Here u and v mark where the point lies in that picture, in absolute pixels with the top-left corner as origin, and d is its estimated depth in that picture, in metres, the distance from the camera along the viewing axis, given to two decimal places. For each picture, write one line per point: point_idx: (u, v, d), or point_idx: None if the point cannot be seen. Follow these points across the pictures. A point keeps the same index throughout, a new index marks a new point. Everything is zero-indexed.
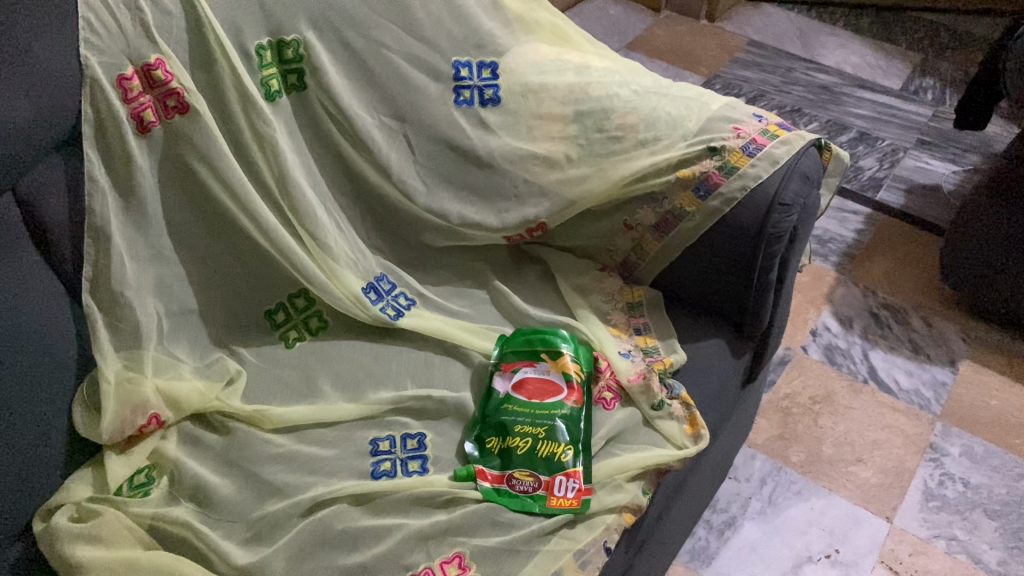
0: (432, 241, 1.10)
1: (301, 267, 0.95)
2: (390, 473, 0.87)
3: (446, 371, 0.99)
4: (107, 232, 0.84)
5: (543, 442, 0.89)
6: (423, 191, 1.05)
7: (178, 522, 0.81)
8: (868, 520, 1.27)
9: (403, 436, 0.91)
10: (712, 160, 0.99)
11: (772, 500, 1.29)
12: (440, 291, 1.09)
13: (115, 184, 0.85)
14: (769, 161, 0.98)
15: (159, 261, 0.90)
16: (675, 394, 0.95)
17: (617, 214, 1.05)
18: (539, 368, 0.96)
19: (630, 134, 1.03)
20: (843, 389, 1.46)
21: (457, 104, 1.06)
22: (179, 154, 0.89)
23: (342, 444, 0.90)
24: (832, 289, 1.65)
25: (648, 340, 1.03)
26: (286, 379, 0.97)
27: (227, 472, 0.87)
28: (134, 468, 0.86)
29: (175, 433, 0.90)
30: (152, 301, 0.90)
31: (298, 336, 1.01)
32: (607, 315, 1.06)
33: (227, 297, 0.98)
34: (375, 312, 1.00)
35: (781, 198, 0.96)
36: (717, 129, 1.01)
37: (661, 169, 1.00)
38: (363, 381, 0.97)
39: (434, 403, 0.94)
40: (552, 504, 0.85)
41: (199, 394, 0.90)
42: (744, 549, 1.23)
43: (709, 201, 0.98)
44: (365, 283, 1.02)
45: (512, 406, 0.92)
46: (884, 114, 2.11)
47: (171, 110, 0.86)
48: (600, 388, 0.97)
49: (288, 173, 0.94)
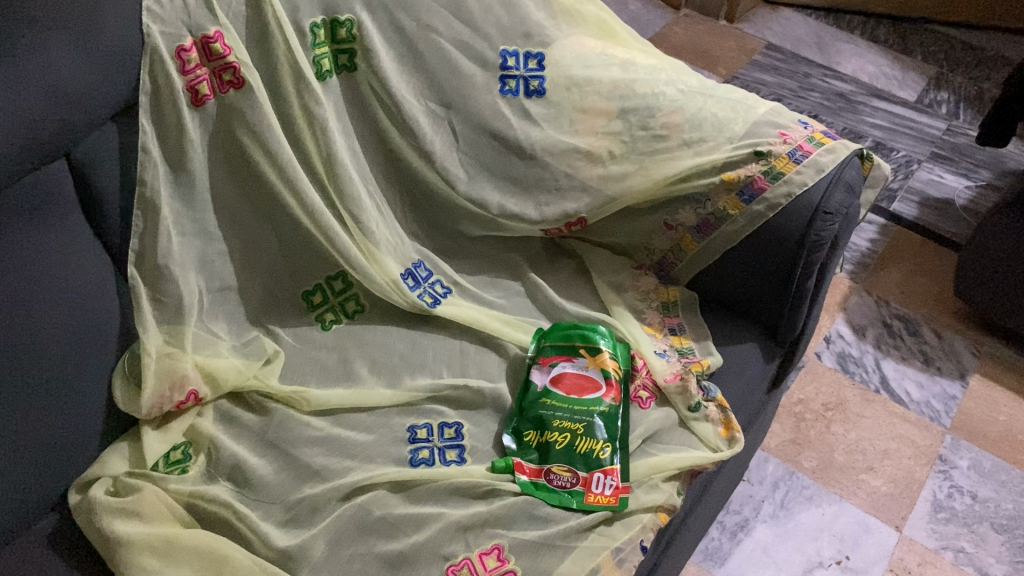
0: (469, 229, 1.09)
1: (343, 250, 0.94)
2: (428, 462, 0.87)
3: (481, 362, 0.98)
4: (156, 205, 0.83)
5: (581, 438, 0.89)
6: (464, 180, 1.04)
7: (216, 501, 0.80)
8: (878, 528, 1.29)
9: (440, 425, 0.91)
10: (757, 164, 0.99)
11: (785, 504, 1.30)
12: (476, 281, 1.08)
13: (166, 157, 0.84)
14: (814, 168, 0.99)
15: (202, 237, 0.89)
16: (710, 396, 0.96)
17: (657, 213, 1.05)
18: (577, 363, 0.95)
19: (675, 133, 1.03)
20: (855, 397, 1.47)
21: (503, 93, 1.05)
22: (230, 129, 0.87)
23: (380, 429, 0.89)
24: (845, 298, 1.66)
25: (682, 340, 1.03)
26: (322, 361, 0.95)
27: (265, 453, 0.86)
28: (170, 444, 0.85)
29: (211, 411, 0.89)
30: (194, 276, 0.89)
31: (334, 318, 0.99)
32: (641, 314, 1.05)
33: (264, 276, 0.96)
34: (412, 299, 0.99)
35: (825, 206, 0.97)
36: (763, 134, 1.02)
37: (705, 171, 1.00)
38: (399, 367, 0.96)
39: (471, 394, 0.94)
40: (590, 500, 0.85)
41: (236, 372, 0.89)
42: (756, 551, 1.24)
43: (753, 205, 0.99)
44: (402, 268, 1.01)
45: (549, 400, 0.92)
46: (899, 125, 2.13)
47: (226, 84, 0.85)
48: (636, 386, 0.97)
49: (335, 154, 0.93)
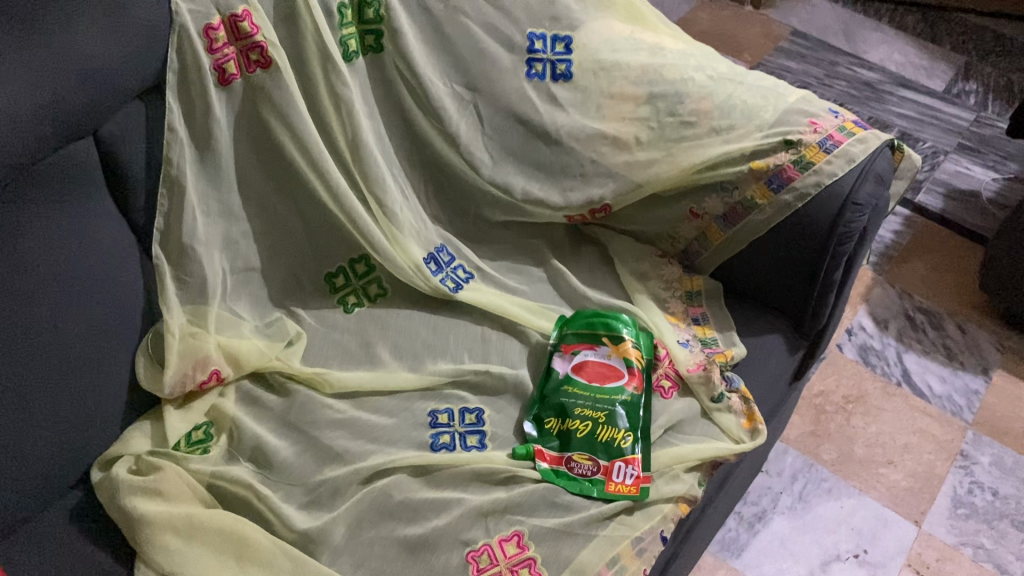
0: (492, 215, 1.07)
1: (367, 233, 0.94)
2: (449, 447, 0.87)
3: (502, 348, 0.97)
4: (182, 184, 0.83)
5: (603, 427, 0.88)
6: (489, 164, 1.04)
7: (237, 482, 0.80)
8: (896, 523, 1.28)
9: (461, 410, 0.90)
10: (787, 153, 0.98)
11: (803, 496, 1.29)
12: (498, 267, 1.07)
13: (192, 136, 0.83)
14: (845, 159, 0.98)
15: (227, 217, 0.89)
16: (733, 387, 0.95)
17: (683, 201, 1.04)
18: (599, 352, 0.94)
19: (704, 120, 1.01)
20: (876, 390, 1.46)
21: (529, 77, 1.04)
22: (256, 109, 0.87)
23: (401, 413, 0.89)
24: (868, 290, 1.64)
25: (706, 330, 1.02)
26: (343, 343, 0.95)
27: (286, 435, 0.86)
28: (192, 424, 0.85)
29: (233, 391, 0.89)
30: (218, 256, 0.88)
31: (356, 301, 0.99)
32: (665, 303, 1.05)
33: (287, 258, 0.96)
34: (435, 283, 0.98)
35: (855, 197, 0.96)
36: (793, 122, 1.00)
37: (734, 158, 0.99)
38: (421, 352, 0.95)
39: (492, 379, 0.93)
40: (610, 489, 0.85)
41: (258, 353, 0.89)
42: (774, 542, 1.24)
43: (781, 194, 0.98)
44: (425, 253, 1.00)
45: (571, 388, 0.91)
46: (926, 115, 2.10)
47: (253, 64, 0.84)
48: (658, 375, 0.96)
49: (360, 136, 0.92)
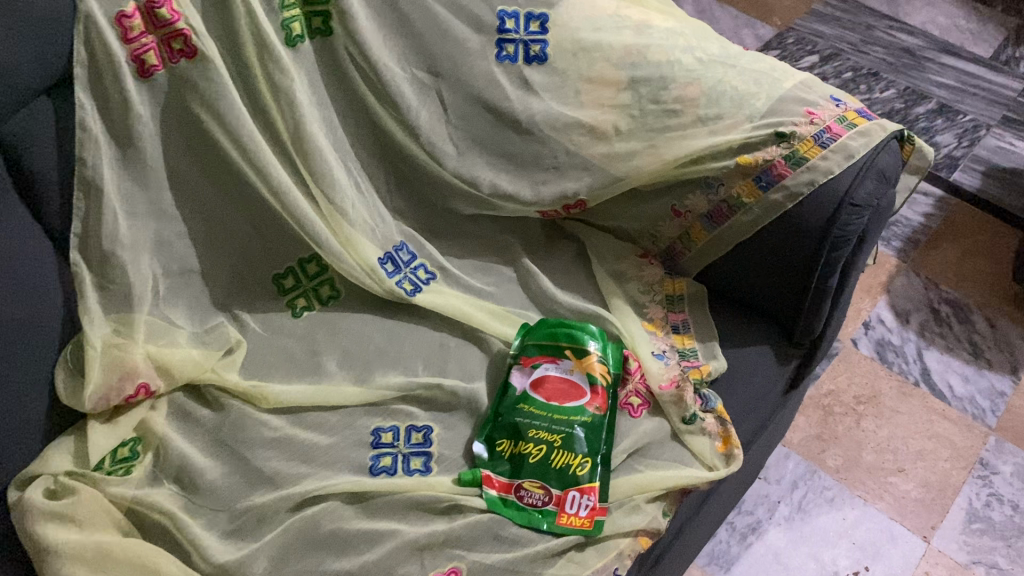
0: (461, 207, 0.99)
1: (313, 233, 0.87)
2: (389, 471, 0.80)
3: (461, 358, 0.90)
4: (99, 185, 0.76)
5: (558, 452, 0.81)
6: (454, 155, 0.95)
7: (155, 508, 0.75)
8: (903, 538, 1.19)
9: (407, 428, 0.84)
10: (778, 147, 0.89)
11: (802, 507, 1.21)
12: (465, 266, 0.99)
13: (111, 133, 0.77)
14: (843, 154, 0.88)
15: (157, 217, 0.82)
16: (709, 407, 0.87)
17: (665, 197, 0.95)
18: (561, 366, 0.86)
19: (689, 109, 0.92)
20: (891, 390, 1.36)
21: (499, 59, 0.94)
22: (184, 102, 0.79)
23: (343, 431, 0.83)
24: (891, 278, 1.53)
25: (685, 340, 0.93)
26: (288, 350, 0.88)
27: (216, 454, 0.80)
28: (118, 440, 0.80)
29: (165, 405, 0.83)
30: (148, 260, 0.82)
31: (306, 304, 0.92)
32: (643, 308, 0.96)
33: (231, 259, 0.89)
34: (389, 286, 0.91)
35: (852, 198, 0.87)
36: (787, 112, 0.90)
37: (719, 152, 0.90)
38: (372, 361, 0.88)
39: (444, 395, 0.86)
40: (561, 522, 0.78)
41: (192, 364, 0.83)
42: (767, 557, 1.16)
43: (770, 193, 0.89)
44: (382, 252, 0.93)
45: (528, 407, 0.84)
46: (968, 84, 1.95)
47: (176, 53, 0.77)
48: (627, 392, 0.88)
49: (304, 128, 0.85)
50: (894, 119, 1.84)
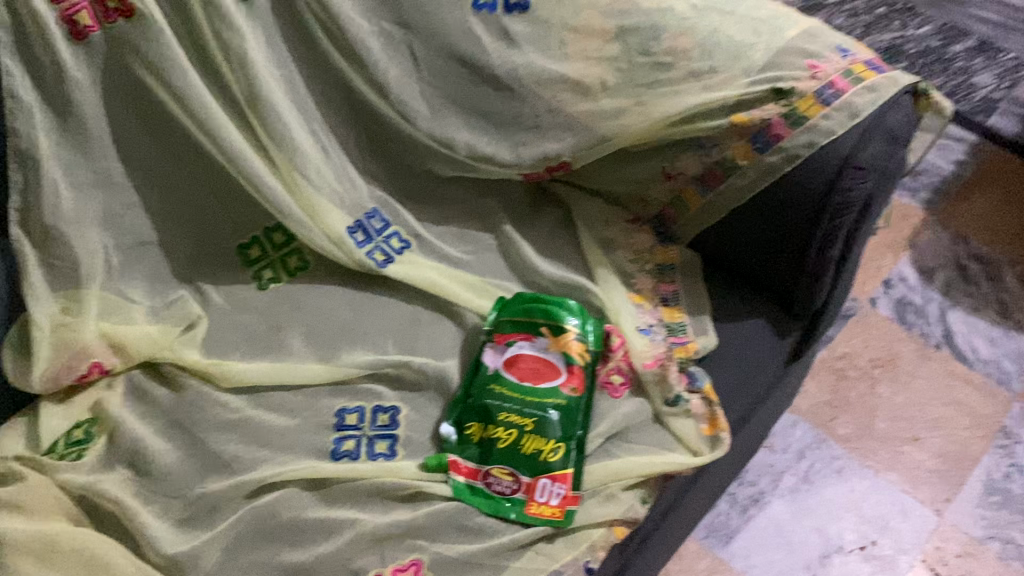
0: (440, 169, 0.93)
1: (275, 202, 0.83)
2: (351, 456, 0.76)
3: (432, 333, 0.86)
4: (35, 157, 0.72)
5: (529, 437, 0.76)
6: (426, 115, 0.89)
7: (105, 496, 0.72)
8: (914, 511, 1.13)
9: (373, 409, 0.80)
10: (776, 104, 0.81)
11: (808, 477, 1.16)
12: (444, 233, 0.94)
13: (47, 100, 0.72)
14: (847, 113, 0.80)
15: (106, 188, 0.78)
16: (696, 387, 0.81)
17: (655, 159, 0.87)
18: (537, 344, 0.81)
19: (681, 62, 0.84)
20: (909, 353, 1.29)
21: (475, 8, 0.86)
22: (125, 64, 0.74)
23: (304, 413, 0.79)
24: (916, 232, 1.44)
25: (674, 313, 0.88)
26: (251, 327, 0.85)
27: (172, 436, 0.77)
28: (72, 421, 0.77)
29: (122, 383, 0.80)
30: (98, 234, 0.78)
31: (273, 276, 0.88)
32: (630, 279, 0.90)
33: (192, 228, 0.86)
34: (359, 257, 0.87)
35: (857, 159, 0.80)
36: (787, 65, 0.82)
37: (712, 110, 0.82)
38: (338, 337, 0.84)
39: (413, 373, 0.81)
40: (531, 512, 0.74)
41: (149, 340, 0.80)
42: (768, 530, 1.11)
43: (767, 155, 0.82)
44: (352, 221, 0.88)
45: (500, 388, 0.79)
46: (1012, 19, 1.82)
47: (112, 12, 0.71)
48: (608, 370, 0.82)
49: (259, 90, 0.79)
50: (929, 58, 1.73)
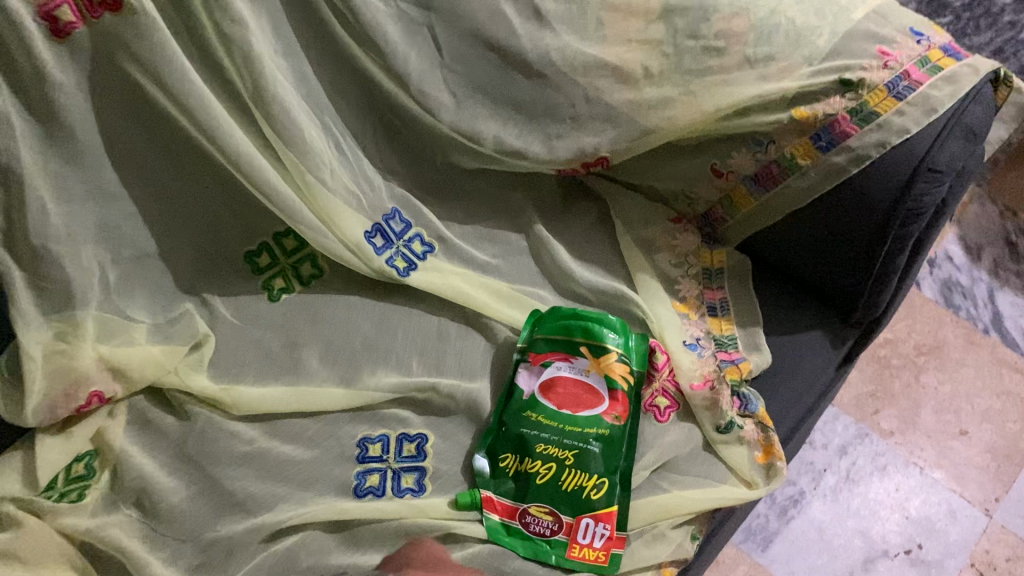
0: (461, 160, 0.83)
1: (286, 208, 0.75)
2: (376, 492, 0.70)
3: (461, 348, 0.79)
4: (18, 171, 0.64)
5: (569, 471, 0.70)
6: (449, 107, 0.78)
7: (111, 543, 0.65)
8: (962, 512, 1.08)
9: (398, 438, 0.73)
10: (843, 97, 0.72)
11: (850, 477, 1.10)
12: (469, 234, 0.86)
13: (27, 107, 0.64)
14: (923, 107, 0.71)
15: (99, 199, 0.70)
16: (749, 412, 0.75)
17: (703, 155, 0.79)
18: (576, 366, 0.75)
19: (735, 47, 0.74)
20: (956, 339, 1.22)
21: None
22: (115, 63, 0.65)
23: (325, 442, 0.73)
24: (962, 205, 1.36)
25: (723, 325, 0.81)
26: (263, 343, 0.77)
27: (181, 471, 0.70)
28: (71, 455, 0.71)
29: (124, 411, 0.73)
30: (93, 249, 0.71)
31: (284, 286, 0.81)
32: (674, 285, 0.83)
33: (196, 235, 0.78)
34: (379, 266, 0.80)
35: (932, 161, 0.71)
36: (854, 50, 0.73)
37: (770, 104, 0.73)
38: (359, 356, 0.77)
39: (441, 398, 0.75)
40: (573, 555, 0.68)
41: (152, 365, 0.73)
42: (809, 533, 1.06)
43: (831, 155, 0.73)
44: (371, 224, 0.80)
45: (536, 415, 0.72)
46: None
47: (97, 6, 0.62)
48: (652, 393, 0.76)
49: (266, 87, 0.70)
50: (974, 12, 1.60)
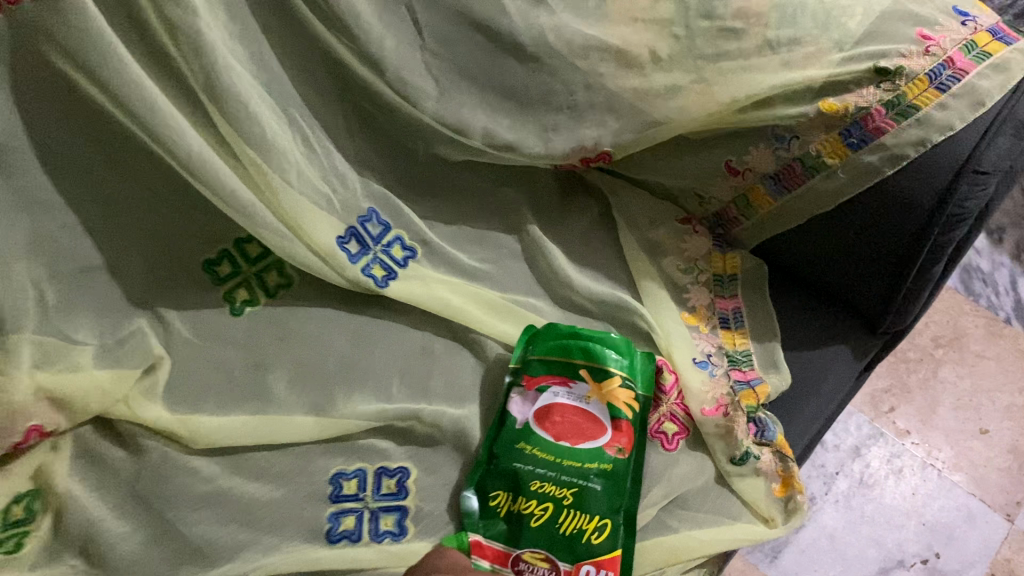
0: (446, 153, 0.73)
1: (246, 215, 0.65)
2: (352, 536, 0.63)
3: (447, 369, 0.72)
4: None
5: (568, 513, 0.63)
6: (432, 94, 0.68)
7: None
8: (982, 517, 1.02)
9: (376, 473, 0.66)
10: (876, 87, 0.64)
11: (864, 480, 1.03)
12: (456, 236, 0.78)
13: None
14: (969, 100, 0.63)
15: (28, 209, 0.63)
16: (767, 440, 0.67)
17: (717, 150, 0.71)
18: (575, 391, 0.68)
19: (754, 28, 0.65)
20: (976, 330, 1.15)
21: None
22: (40, 54, 0.57)
23: (294, 479, 0.65)
24: None
25: (737, 339, 0.73)
26: (224, 364, 0.69)
27: (130, 513, 0.62)
28: (8, 497, 0.61)
29: (69, 445, 0.64)
30: (25, 267, 0.64)
31: (248, 299, 0.72)
32: (682, 292, 0.76)
33: (147, 242, 0.70)
34: (354, 276, 0.71)
35: (979, 162, 0.63)
36: (892, 35, 0.64)
37: (795, 95, 0.65)
38: (333, 379, 0.70)
39: (425, 428, 0.68)
40: None
41: (99, 393, 0.63)
42: (821, 542, 0.99)
43: (863, 154, 0.64)
44: (344, 229, 0.72)
45: (530, 448, 0.65)
46: None
47: None
48: (659, 419, 0.69)
49: (218, 78, 0.61)
50: None
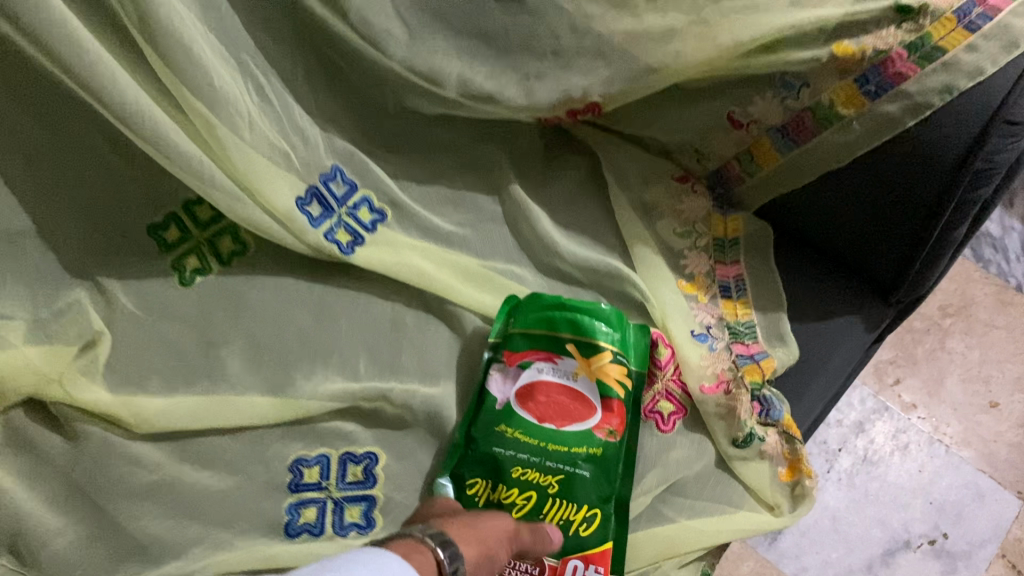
0: (421, 106, 0.66)
1: (189, 174, 0.58)
2: (313, 530, 0.57)
3: (419, 343, 0.65)
4: None
5: (553, 502, 0.57)
6: (399, 38, 0.61)
7: None
8: (992, 495, 0.96)
9: (341, 460, 0.60)
10: (899, 28, 0.56)
11: (869, 458, 0.98)
12: (430, 197, 0.71)
13: None
14: (1002, 41, 0.55)
15: None
16: (772, 420, 0.61)
17: (718, 100, 0.64)
18: (561, 367, 0.62)
19: None
20: (985, 296, 1.09)
21: None
22: None
23: (250, 467, 0.58)
24: None
25: (739, 308, 0.67)
26: (171, 339, 0.62)
27: (68, 509, 0.54)
28: None
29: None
30: None
31: (198, 267, 0.65)
32: (678, 258, 0.70)
33: (84, 204, 0.63)
34: (315, 241, 0.64)
35: (1010, 112, 0.56)
36: None
37: (806, 38, 0.57)
38: (293, 355, 0.63)
39: (393, 409, 0.61)
40: None
41: (29, 373, 0.56)
42: (824, 523, 0.94)
43: (880, 103, 0.58)
44: (306, 188, 0.64)
45: (512, 429, 0.59)
46: None
47: None
48: (653, 397, 0.63)
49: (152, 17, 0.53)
50: None
